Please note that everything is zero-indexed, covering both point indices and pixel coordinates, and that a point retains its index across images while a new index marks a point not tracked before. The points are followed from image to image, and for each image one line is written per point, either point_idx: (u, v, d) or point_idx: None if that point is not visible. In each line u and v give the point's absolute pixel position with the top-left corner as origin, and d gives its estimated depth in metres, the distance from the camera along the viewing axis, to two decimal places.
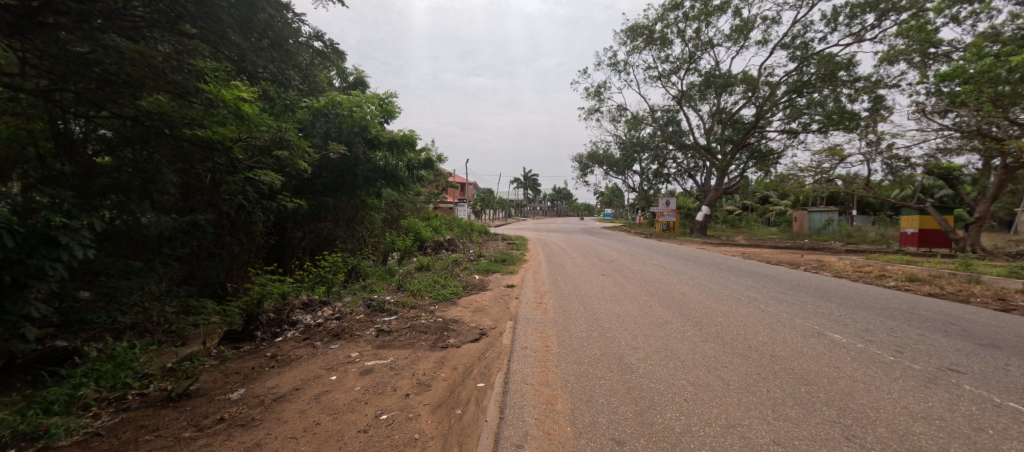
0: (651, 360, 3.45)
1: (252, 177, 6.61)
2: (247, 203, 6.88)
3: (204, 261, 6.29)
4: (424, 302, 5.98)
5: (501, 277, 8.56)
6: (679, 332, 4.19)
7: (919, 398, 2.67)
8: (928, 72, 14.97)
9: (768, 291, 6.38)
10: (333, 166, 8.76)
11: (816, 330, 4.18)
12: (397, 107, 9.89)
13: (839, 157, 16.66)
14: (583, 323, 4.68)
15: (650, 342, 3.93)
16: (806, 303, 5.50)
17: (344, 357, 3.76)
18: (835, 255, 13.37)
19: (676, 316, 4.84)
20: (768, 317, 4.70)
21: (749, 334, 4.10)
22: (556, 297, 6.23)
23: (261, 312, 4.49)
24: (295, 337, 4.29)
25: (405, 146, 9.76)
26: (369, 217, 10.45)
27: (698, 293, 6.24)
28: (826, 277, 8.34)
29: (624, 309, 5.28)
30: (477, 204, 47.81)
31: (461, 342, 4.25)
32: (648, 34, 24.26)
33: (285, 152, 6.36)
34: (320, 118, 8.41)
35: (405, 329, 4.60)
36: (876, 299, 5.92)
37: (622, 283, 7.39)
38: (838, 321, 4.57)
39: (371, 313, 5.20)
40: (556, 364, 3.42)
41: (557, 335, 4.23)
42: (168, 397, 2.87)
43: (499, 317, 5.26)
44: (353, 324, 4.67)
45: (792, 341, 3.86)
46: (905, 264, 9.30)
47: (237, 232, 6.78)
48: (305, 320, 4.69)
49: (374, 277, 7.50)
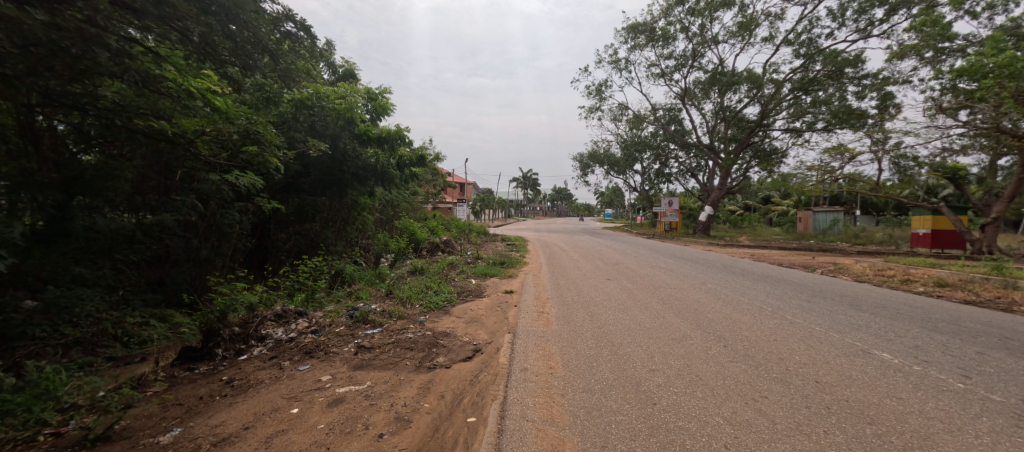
0: (673, 387, 2.92)
1: (225, 175, 6.07)
2: (222, 203, 6.36)
3: (172, 266, 5.77)
4: (413, 311, 5.44)
5: (499, 282, 8.01)
6: (702, 350, 3.66)
7: (1019, 445, 2.13)
8: (942, 68, 14.42)
9: (792, 299, 5.80)
10: (319, 164, 8.17)
11: (858, 347, 3.66)
12: (390, 102, 9.31)
13: (848, 155, 16.09)
14: (590, 337, 4.14)
15: (669, 362, 3.40)
16: (837, 313, 4.94)
17: (315, 381, 3.21)
18: (848, 257, 12.79)
19: (695, 329, 4.30)
20: (798, 332, 4.16)
21: (783, 353, 3.56)
22: (558, 305, 5.68)
23: (223, 326, 3.94)
24: (261, 355, 3.74)
25: (395, 142, 9.17)
26: (359, 216, 9.92)
27: (715, 301, 5.68)
28: (847, 282, 7.79)
29: (634, 320, 4.75)
30: (477, 205, 47.19)
31: (451, 361, 3.71)
32: (649, 32, 23.75)
33: (255, 148, 5.70)
34: (303, 110, 7.72)
35: (388, 344, 4.04)
36: (913, 308, 5.35)
37: (629, 288, 6.84)
38: (879, 336, 4.04)
39: (352, 325, 4.66)
40: (562, 393, 2.87)
41: (561, 353, 3.70)
42: (80, 442, 2.31)
43: (496, 329, 4.71)
44: (330, 339, 4.13)
45: (836, 362, 3.32)
46: (929, 267, 8.73)
47: (210, 235, 6.28)
48: (276, 333, 4.12)
49: (362, 283, 6.94)
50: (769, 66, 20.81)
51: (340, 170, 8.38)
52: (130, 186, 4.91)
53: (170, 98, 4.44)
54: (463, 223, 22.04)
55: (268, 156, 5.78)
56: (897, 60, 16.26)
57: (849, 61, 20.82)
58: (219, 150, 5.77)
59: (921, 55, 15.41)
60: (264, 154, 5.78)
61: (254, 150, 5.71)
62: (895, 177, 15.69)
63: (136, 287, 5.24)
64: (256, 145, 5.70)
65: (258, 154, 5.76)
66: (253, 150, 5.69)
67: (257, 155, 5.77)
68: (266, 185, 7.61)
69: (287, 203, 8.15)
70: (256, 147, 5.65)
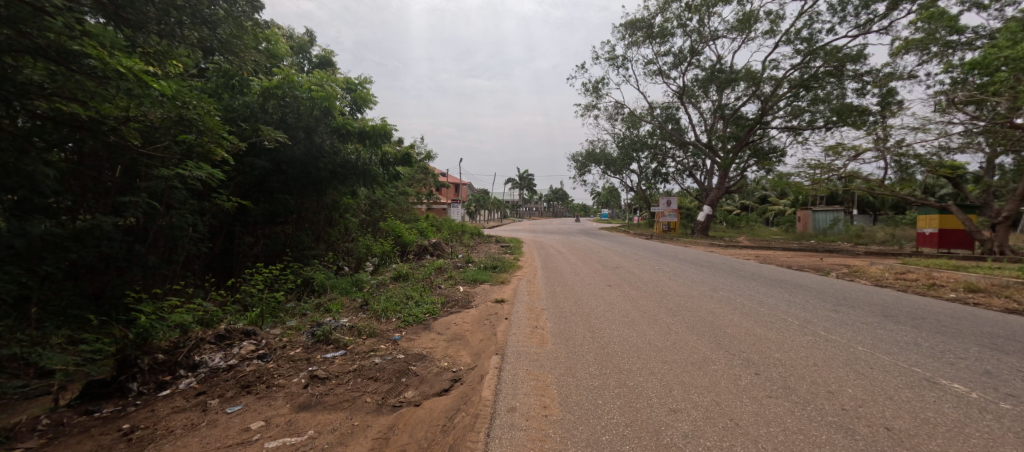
0: (704, 438, 2.23)
1: (173, 173, 5.30)
2: (173, 204, 5.63)
3: (111, 278, 5.01)
4: (387, 326, 4.74)
5: (490, 289, 7.31)
6: (730, 380, 2.99)
7: None
8: (952, 61, 13.85)
9: (816, 309, 5.15)
10: (292, 160, 7.37)
11: (919, 376, 3.02)
12: (372, 94, 8.49)
13: (852, 153, 15.43)
14: (592, 361, 3.46)
15: (692, 398, 2.72)
16: (877, 328, 4.27)
17: (241, 431, 2.48)
18: (861, 259, 12.09)
19: (714, 350, 3.65)
20: (839, 354, 3.50)
21: (830, 383, 2.90)
22: (555, 318, 4.99)
23: (141, 355, 3.19)
24: (186, 391, 3.01)
25: (379, 138, 8.28)
26: (340, 218, 9.20)
27: (732, 312, 5.01)
28: (868, 287, 7.15)
29: (642, 337, 4.08)
30: (471, 205, 46.03)
31: (422, 396, 2.99)
32: (646, 27, 23.12)
33: (194, 138, 4.81)
34: (272, 100, 6.83)
35: (347, 373, 3.32)
36: (958, 320, 4.70)
37: (633, 296, 6.17)
38: (935, 358, 3.39)
39: (310, 346, 3.93)
40: (560, 448, 2.17)
41: (559, 384, 3.01)
42: None
43: (481, 349, 4.01)
44: (277, 367, 3.40)
45: (902, 398, 2.66)
46: (953, 271, 8.09)
47: (160, 241, 5.56)
48: (212, 360, 3.40)
49: (334, 293, 6.23)
50: (768, 63, 20.22)
51: (315, 168, 7.60)
52: (50, 186, 4.16)
53: (80, 72, 3.48)
54: (455, 224, 21.21)
55: (212, 144, 4.93)
56: (902, 55, 15.64)
57: (850, 57, 20.31)
58: (149, 141, 4.82)
59: (927, 49, 14.85)
60: (208, 142, 4.89)
61: (190, 138, 4.82)
62: (898, 176, 15.07)
63: (61, 301, 4.43)
64: (194, 132, 4.80)
65: (199, 142, 4.92)
66: (191, 139, 4.82)
67: (195, 144, 4.90)
68: (230, 183, 6.84)
69: (256, 203, 7.41)
70: (194, 134, 4.77)
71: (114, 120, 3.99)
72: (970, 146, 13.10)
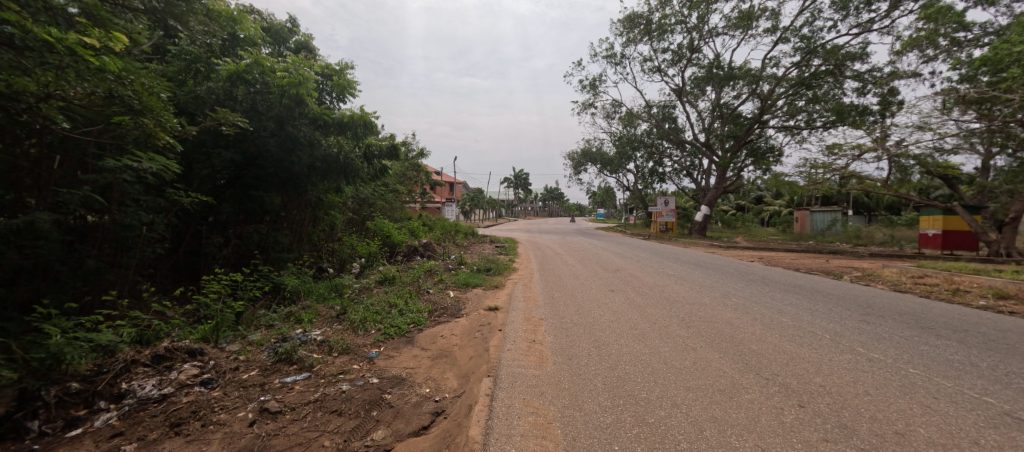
0: None
1: (122, 165, 4.68)
2: (124, 199, 5.01)
3: (49, 285, 4.35)
4: (364, 340, 4.16)
5: (482, 294, 6.76)
6: (771, 416, 2.44)
7: None
8: (961, 58, 13.35)
9: (844, 320, 4.62)
10: (266, 153, 6.75)
11: (996, 409, 2.50)
12: (352, 81, 7.86)
13: (856, 152, 14.92)
14: (603, 388, 2.91)
15: (732, 443, 2.17)
16: (921, 344, 3.75)
17: None
18: (869, 261, 11.60)
19: (743, 373, 3.11)
20: (889, 379, 2.98)
21: (898, 422, 2.36)
22: (554, 330, 4.45)
23: (44, 386, 2.58)
24: (99, 434, 2.41)
25: (358, 128, 7.64)
26: (323, 216, 8.61)
27: (752, 323, 4.49)
28: (889, 292, 6.64)
29: (657, 355, 3.54)
30: (465, 205, 45.38)
31: (394, 436, 2.41)
32: (645, 24, 22.61)
33: (130, 117, 4.05)
34: (241, 86, 6.21)
35: (305, 405, 2.74)
36: (1005, 333, 4.18)
37: (638, 304, 5.63)
38: (1004, 384, 2.88)
39: (266, 367, 3.33)
40: None
41: (563, 421, 2.45)
42: None
43: (471, 370, 3.44)
44: (219, 397, 2.81)
45: (991, 442, 2.14)
46: (975, 275, 7.63)
47: (108, 242, 4.93)
48: (143, 389, 2.83)
49: (309, 299, 5.68)
50: (767, 61, 19.77)
51: (291, 161, 6.98)
52: None
53: None
54: (449, 223, 20.58)
55: (155, 127, 4.22)
56: (906, 52, 15.15)
57: (850, 56, 19.90)
58: (80, 124, 4.15)
59: (934, 46, 14.34)
60: (150, 124, 4.17)
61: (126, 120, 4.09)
62: (900, 177, 14.66)
63: None
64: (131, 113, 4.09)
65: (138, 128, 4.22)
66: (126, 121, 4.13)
67: (135, 129, 4.24)
68: (195, 178, 6.19)
69: (227, 200, 6.79)
70: (130, 116, 4.04)
71: (31, 98, 3.28)
72: (969, 145, 12.68)
